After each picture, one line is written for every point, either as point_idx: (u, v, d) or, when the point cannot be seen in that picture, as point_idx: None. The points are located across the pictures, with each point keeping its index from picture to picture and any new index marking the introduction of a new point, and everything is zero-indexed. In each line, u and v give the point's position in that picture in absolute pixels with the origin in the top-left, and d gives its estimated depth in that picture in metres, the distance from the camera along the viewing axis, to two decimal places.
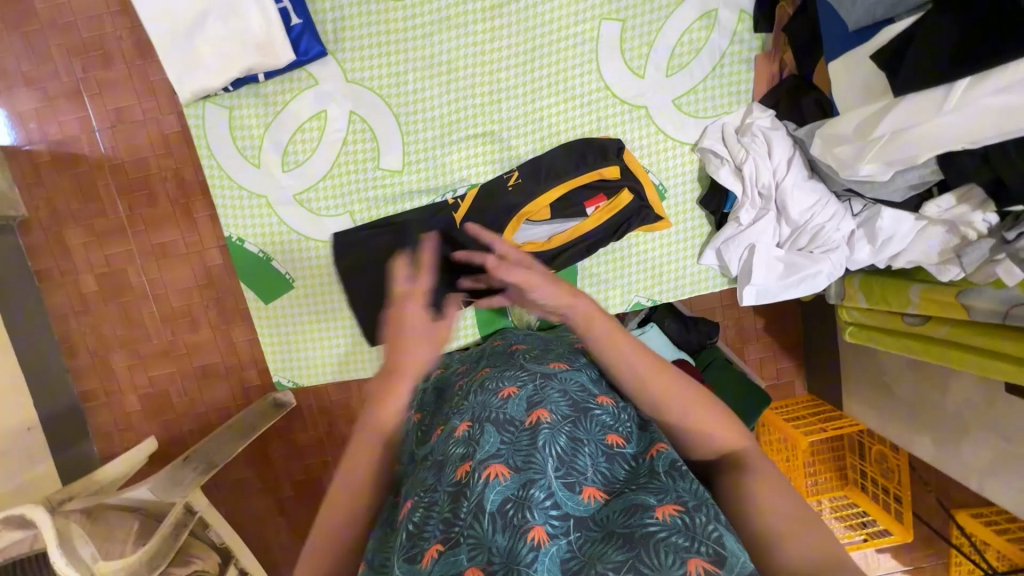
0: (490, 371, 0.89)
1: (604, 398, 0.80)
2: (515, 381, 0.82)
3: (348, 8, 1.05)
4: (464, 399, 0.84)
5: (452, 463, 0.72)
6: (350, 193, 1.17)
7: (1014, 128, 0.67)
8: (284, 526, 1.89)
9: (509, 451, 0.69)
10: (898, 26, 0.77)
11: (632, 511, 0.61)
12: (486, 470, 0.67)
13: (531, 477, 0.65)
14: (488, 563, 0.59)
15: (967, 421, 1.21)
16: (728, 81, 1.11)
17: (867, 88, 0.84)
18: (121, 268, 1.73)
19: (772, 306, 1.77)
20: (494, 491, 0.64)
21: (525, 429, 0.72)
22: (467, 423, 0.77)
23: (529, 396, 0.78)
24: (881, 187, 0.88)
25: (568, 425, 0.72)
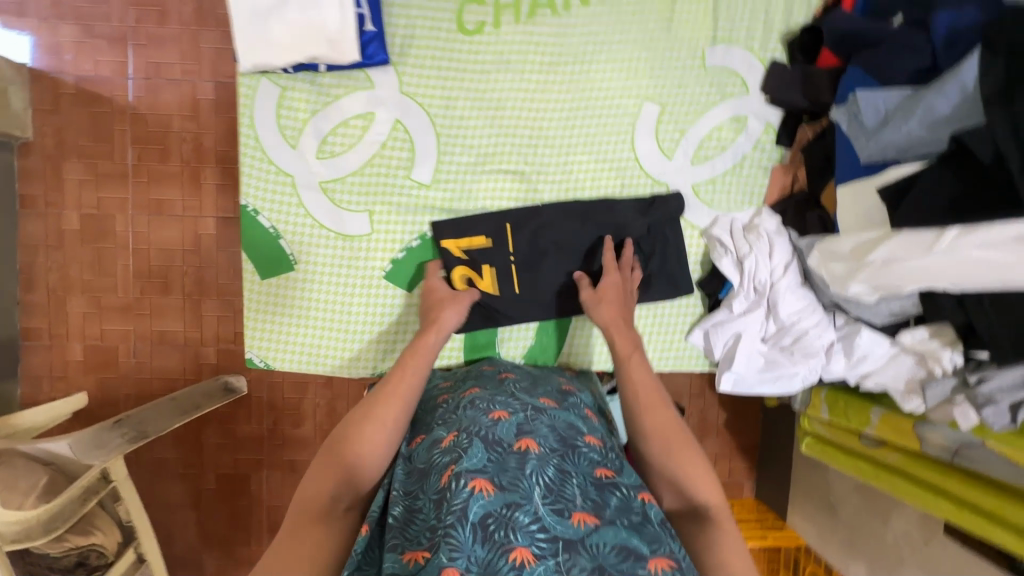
0: (478, 390, 0.92)
1: (590, 438, 0.86)
2: (506, 406, 0.86)
3: (420, 28, 1.12)
4: (453, 412, 0.88)
5: (436, 471, 0.75)
6: (374, 195, 1.18)
7: (996, 279, 0.74)
8: (195, 520, 1.76)
9: (495, 470, 0.72)
10: (904, 168, 0.86)
11: (621, 552, 0.65)
12: (469, 480, 0.69)
13: (517, 500, 0.68)
14: (465, 568, 0.61)
15: (903, 556, 1.23)
16: (745, 181, 1.21)
17: (870, 215, 0.92)
18: (110, 214, 1.69)
19: (736, 404, 1.81)
20: (476, 506, 0.66)
21: (514, 452, 0.76)
22: (455, 434, 0.80)
23: (518, 423, 0.82)
24: (866, 307, 0.96)
25: (556, 457, 0.77)
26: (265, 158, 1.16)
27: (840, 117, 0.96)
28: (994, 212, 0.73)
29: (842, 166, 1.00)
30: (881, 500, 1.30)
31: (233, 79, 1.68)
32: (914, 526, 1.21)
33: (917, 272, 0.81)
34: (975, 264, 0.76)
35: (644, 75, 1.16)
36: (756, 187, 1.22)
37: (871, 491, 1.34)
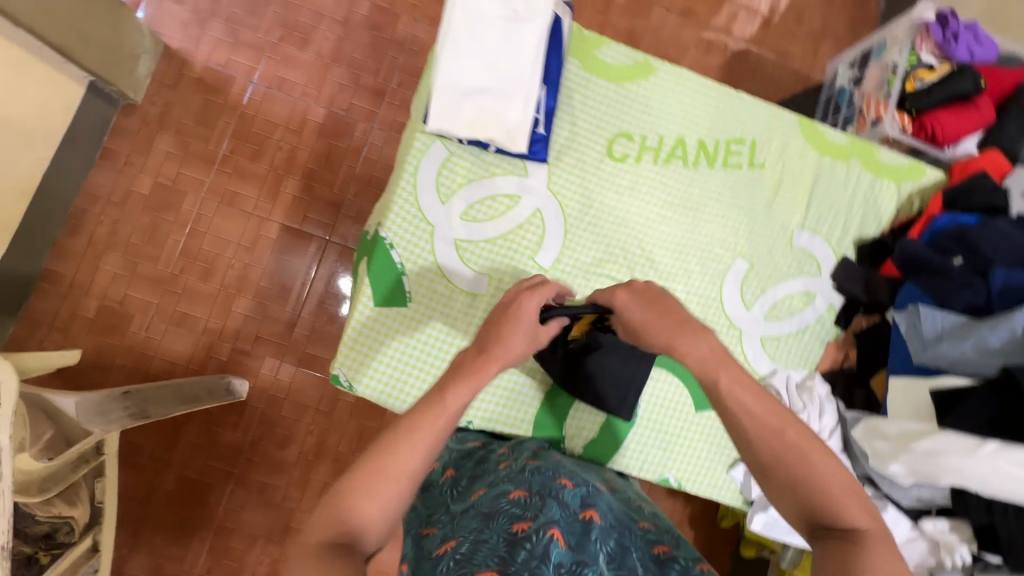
0: (543, 464, 0.99)
1: (643, 523, 0.93)
2: (570, 477, 0.93)
3: (579, 138, 1.18)
4: (516, 474, 0.94)
5: (506, 520, 0.81)
6: (495, 269, 1.13)
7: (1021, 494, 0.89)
8: (135, 519, 1.62)
9: (564, 527, 0.80)
10: (951, 378, 1.00)
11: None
12: (547, 531, 0.77)
13: (585, 561, 0.75)
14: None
15: None
16: (808, 350, 1.22)
17: (915, 408, 1.02)
18: (182, 190, 1.74)
19: (710, 547, 1.84)
20: (552, 554, 0.74)
21: (580, 520, 0.83)
22: (524, 491, 0.87)
23: (582, 494, 0.89)
24: (897, 488, 1.06)
25: (617, 532, 0.85)
26: (416, 201, 1.11)
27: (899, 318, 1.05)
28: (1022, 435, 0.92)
29: (892, 359, 1.10)
30: None
31: (345, 112, 1.83)
32: None
33: (958, 471, 0.93)
34: (1007, 477, 0.89)
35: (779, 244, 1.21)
36: (811, 354, 1.22)
37: None
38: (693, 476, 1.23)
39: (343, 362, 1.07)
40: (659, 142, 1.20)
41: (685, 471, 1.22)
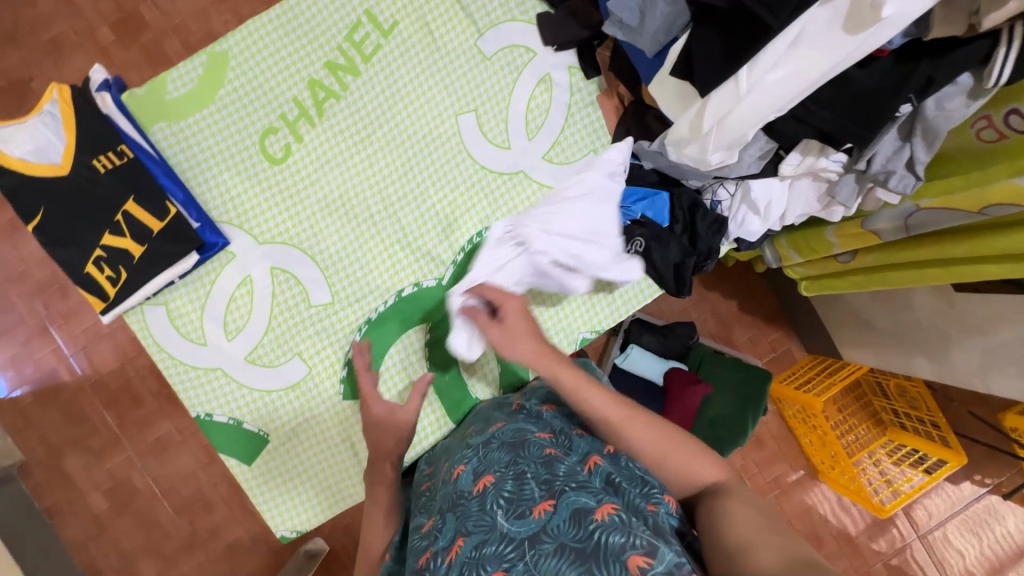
0: (444, 463, 0.78)
1: (543, 431, 0.71)
2: (464, 456, 0.71)
3: (204, 155, 0.92)
4: (434, 496, 0.74)
5: (419, 556, 0.63)
6: (291, 344, 0.93)
7: (812, 81, 0.66)
8: None
9: (462, 520, 0.60)
10: (678, 44, 0.75)
11: (576, 519, 0.53)
12: (445, 551, 0.58)
13: (485, 535, 0.56)
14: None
15: (945, 329, 1.23)
16: (584, 124, 0.98)
17: (681, 95, 0.79)
18: (126, 475, 1.75)
19: (740, 287, 1.84)
20: (451, 568, 0.55)
21: (474, 496, 0.62)
22: (432, 516, 0.67)
23: (475, 467, 0.67)
24: (736, 167, 0.83)
25: (511, 469, 0.64)
26: (174, 355, 0.92)
27: (609, 32, 0.84)
28: (749, 45, 0.65)
29: (639, 69, 0.86)
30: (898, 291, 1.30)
31: None
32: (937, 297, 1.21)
33: (754, 114, 0.71)
34: (778, 89, 0.68)
35: (466, 73, 0.95)
36: (598, 125, 0.98)
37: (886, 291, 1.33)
38: (593, 319, 1.00)
39: (282, 519, 0.96)
40: (294, 102, 0.93)
41: (591, 317, 1.00)
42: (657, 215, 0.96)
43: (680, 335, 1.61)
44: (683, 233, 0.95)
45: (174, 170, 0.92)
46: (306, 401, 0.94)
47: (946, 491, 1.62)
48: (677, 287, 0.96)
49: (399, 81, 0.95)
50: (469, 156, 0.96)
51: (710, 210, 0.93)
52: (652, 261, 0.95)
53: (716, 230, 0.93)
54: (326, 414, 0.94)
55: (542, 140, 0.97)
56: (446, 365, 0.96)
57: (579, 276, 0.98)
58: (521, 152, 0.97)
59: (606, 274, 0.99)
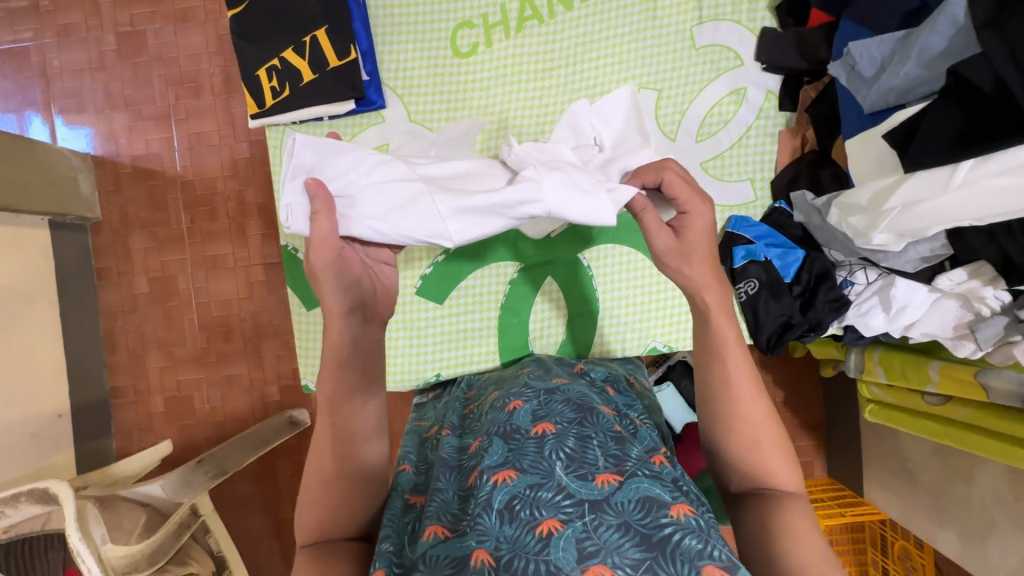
0: (496, 392, 0.79)
1: (607, 407, 0.71)
2: (521, 394, 0.72)
3: (401, 18, 0.94)
4: (477, 421, 0.75)
5: (462, 469, 0.65)
6: None
7: None
8: (277, 550, 1.81)
9: (516, 454, 0.61)
10: (907, 111, 0.72)
11: (645, 505, 0.55)
12: (493, 474, 0.59)
13: (541, 478, 0.58)
14: (496, 550, 0.52)
15: (993, 515, 1.15)
16: (753, 151, 0.95)
17: (879, 164, 0.76)
18: (173, 274, 1.84)
19: (793, 382, 1.77)
20: (501, 494, 0.57)
21: (531, 438, 0.63)
22: (478, 439, 0.68)
23: (534, 409, 0.68)
24: (892, 258, 0.79)
25: (575, 427, 0.65)
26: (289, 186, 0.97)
27: (834, 72, 0.80)
28: (992, 140, 0.62)
29: (844, 122, 0.82)
30: (962, 459, 1.22)
31: None
32: (1001, 481, 1.13)
33: (952, 213, 0.67)
34: (995, 197, 0.64)
35: (669, 51, 0.93)
36: (767, 158, 0.95)
37: (948, 452, 1.26)
38: (671, 333, 0.97)
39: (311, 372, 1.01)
40: (501, 7, 0.94)
41: (672, 332, 0.97)
42: (783, 269, 0.92)
43: None
44: (800, 296, 0.92)
45: (369, 20, 0.94)
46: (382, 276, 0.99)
47: None
48: (768, 343, 0.93)
49: (604, 30, 0.93)
50: (632, 128, 0.95)
51: (837, 287, 0.90)
52: (755, 309, 0.93)
53: (834, 308, 0.89)
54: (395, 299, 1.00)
55: (708, 148, 0.95)
56: (514, 309, 0.99)
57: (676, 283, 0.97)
58: (682, 150, 0.95)
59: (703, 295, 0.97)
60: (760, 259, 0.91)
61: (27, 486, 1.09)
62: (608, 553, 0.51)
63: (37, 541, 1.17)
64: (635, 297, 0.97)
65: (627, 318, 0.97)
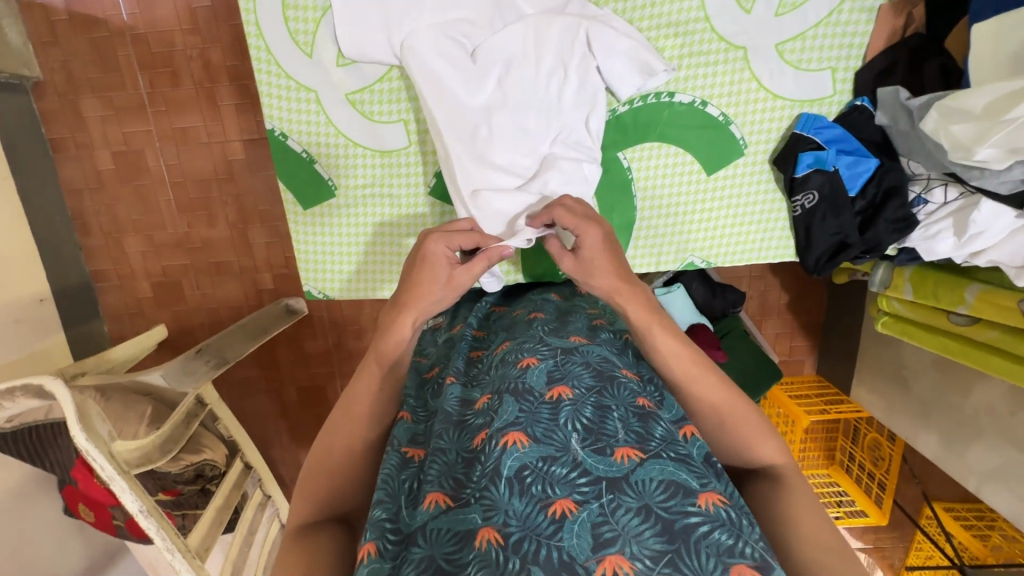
0: (507, 343, 0.71)
1: (629, 372, 0.66)
2: (534, 350, 0.66)
3: None
4: (483, 370, 0.69)
5: (469, 427, 0.60)
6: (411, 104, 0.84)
7: None
8: (284, 428, 1.88)
9: (529, 418, 0.57)
10: None
11: (670, 489, 0.51)
12: (501, 436, 0.54)
13: (555, 451, 0.54)
14: (505, 526, 0.49)
15: (982, 426, 1.20)
16: (841, 31, 0.78)
17: (1013, 60, 0.62)
18: (139, 148, 1.63)
19: (800, 286, 1.75)
20: (511, 459, 0.53)
21: (546, 403, 0.58)
22: (487, 395, 0.62)
23: (549, 369, 0.62)
24: (988, 177, 0.69)
25: (594, 396, 0.60)
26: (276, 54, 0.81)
27: None
28: None
29: None
30: (964, 373, 1.24)
31: None
32: (1000, 396, 1.15)
33: None
34: None
35: None
36: (856, 41, 0.78)
37: (950, 365, 1.27)
38: (712, 249, 0.88)
39: (312, 277, 0.92)
40: None
41: (711, 247, 0.88)
42: (850, 180, 0.80)
43: (726, 300, 1.58)
44: (861, 212, 0.81)
45: None
46: (387, 170, 0.87)
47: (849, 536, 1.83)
48: (815, 265, 0.86)
49: None
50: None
51: (908, 204, 0.79)
52: (808, 225, 0.83)
53: (898, 229, 0.79)
54: (401, 203, 0.88)
55: (789, 25, 0.77)
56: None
57: (724, 190, 0.85)
58: (758, 26, 0.78)
59: (752, 205, 0.86)
60: (828, 168, 0.79)
61: (21, 383, 1.03)
62: (626, 542, 0.47)
63: (43, 429, 1.17)
64: (677, 208, 0.87)
65: (664, 230, 0.88)
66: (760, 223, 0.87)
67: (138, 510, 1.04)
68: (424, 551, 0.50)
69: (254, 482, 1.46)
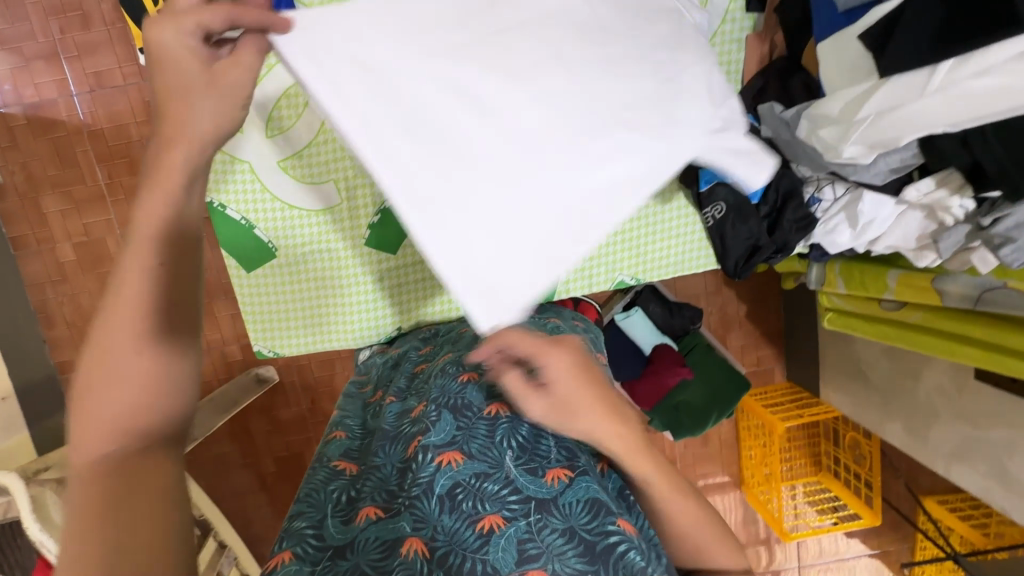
0: (450, 352, 0.75)
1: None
2: (477, 363, 0.68)
3: None
4: (424, 382, 0.71)
5: (404, 438, 0.62)
6: (344, 162, 0.89)
7: (1005, 108, 0.57)
8: (264, 504, 1.84)
9: (465, 435, 0.59)
10: (884, 8, 0.65)
11: (593, 507, 0.52)
12: (437, 453, 0.57)
13: (488, 468, 0.56)
14: (432, 540, 0.51)
15: (937, 407, 1.24)
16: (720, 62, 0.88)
17: (853, 70, 0.70)
18: (100, 237, 1.68)
19: (757, 297, 1.81)
20: (444, 478, 0.55)
21: (483, 419, 0.60)
22: (424, 404, 0.65)
23: (490, 385, 0.65)
24: (862, 172, 0.76)
25: (529, 416, 0.62)
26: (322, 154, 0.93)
27: None
28: (970, 37, 0.57)
29: (816, 22, 0.75)
30: (911, 359, 1.28)
31: None
32: (946, 376, 1.20)
33: (923, 118, 0.63)
34: (974, 99, 0.59)
35: None
36: (733, 67, 0.89)
37: (899, 353, 1.32)
38: (640, 267, 0.94)
39: (261, 336, 0.94)
40: None
41: (638, 263, 0.94)
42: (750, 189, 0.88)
43: (685, 317, 1.61)
44: (767, 216, 0.89)
45: None
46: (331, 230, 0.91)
47: (843, 541, 1.85)
48: (735, 269, 0.92)
49: None
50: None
51: (805, 205, 0.87)
52: (722, 234, 0.90)
53: (800, 228, 0.87)
54: (339, 252, 0.92)
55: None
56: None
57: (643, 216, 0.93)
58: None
59: (673, 220, 0.93)
60: (727, 180, 0.87)
61: None
62: (549, 559, 0.49)
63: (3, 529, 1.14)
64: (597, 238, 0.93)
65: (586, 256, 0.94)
66: (682, 236, 0.93)
67: None
68: (351, 560, 0.50)
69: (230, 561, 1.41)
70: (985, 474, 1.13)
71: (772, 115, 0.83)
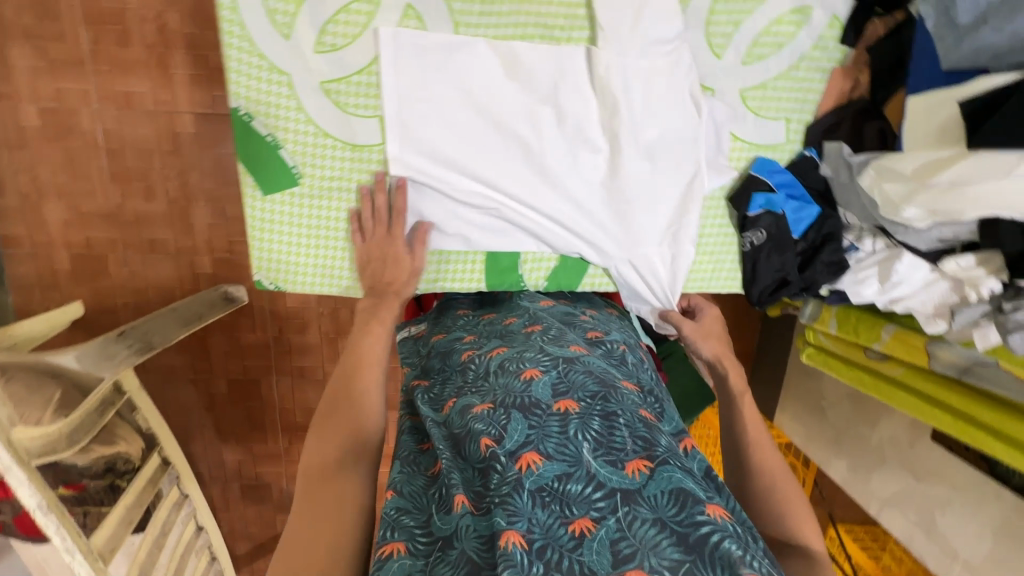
0: (504, 349, 0.73)
1: (628, 381, 0.68)
2: (537, 361, 0.68)
3: None
4: (478, 380, 0.69)
5: (472, 439, 0.59)
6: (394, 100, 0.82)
7: None
8: (209, 422, 1.77)
9: (539, 435, 0.58)
10: (992, 81, 0.64)
11: (680, 498, 0.52)
12: (517, 458, 0.56)
13: (569, 467, 0.55)
14: (528, 535, 0.50)
15: (885, 455, 1.32)
16: (796, 88, 0.88)
17: (940, 134, 0.69)
18: (73, 107, 1.50)
19: (738, 315, 1.85)
20: (529, 482, 0.54)
21: (554, 416, 0.60)
22: (487, 403, 0.63)
23: (554, 381, 0.65)
24: (911, 234, 0.77)
25: (599, 407, 0.61)
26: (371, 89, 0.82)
27: (922, 10, 0.71)
28: None
29: (913, 73, 0.75)
30: (873, 407, 1.35)
31: None
32: (903, 430, 1.27)
33: (993, 199, 0.63)
34: None
35: None
36: (808, 97, 0.89)
37: (863, 399, 1.38)
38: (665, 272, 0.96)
39: (264, 266, 0.89)
40: None
41: None
42: (794, 223, 0.88)
43: None
44: (803, 253, 0.89)
45: None
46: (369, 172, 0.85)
47: None
48: (758, 298, 0.94)
49: None
50: (589, 16, 0.81)
51: (842, 249, 0.87)
52: (755, 260, 0.91)
53: (832, 271, 0.87)
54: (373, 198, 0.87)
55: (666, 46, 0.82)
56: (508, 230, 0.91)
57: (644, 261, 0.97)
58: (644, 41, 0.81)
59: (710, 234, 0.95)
60: (776, 211, 0.87)
61: None
62: (644, 555, 0.48)
63: None
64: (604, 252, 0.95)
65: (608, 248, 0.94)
66: (715, 250, 0.95)
67: (35, 505, 0.95)
68: (455, 553, 0.51)
69: (170, 480, 1.35)
70: (915, 524, 1.23)
71: (839, 156, 0.84)
